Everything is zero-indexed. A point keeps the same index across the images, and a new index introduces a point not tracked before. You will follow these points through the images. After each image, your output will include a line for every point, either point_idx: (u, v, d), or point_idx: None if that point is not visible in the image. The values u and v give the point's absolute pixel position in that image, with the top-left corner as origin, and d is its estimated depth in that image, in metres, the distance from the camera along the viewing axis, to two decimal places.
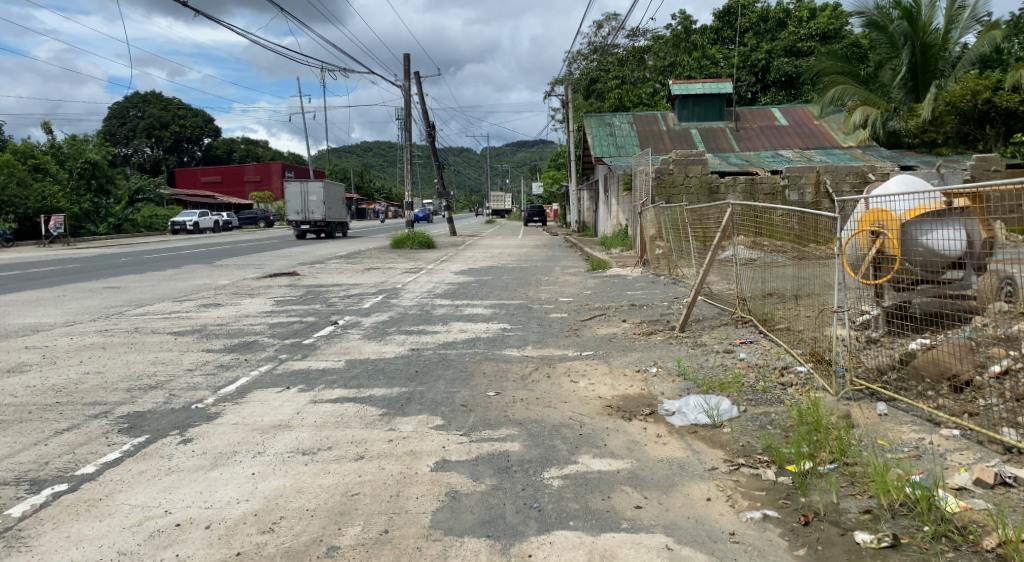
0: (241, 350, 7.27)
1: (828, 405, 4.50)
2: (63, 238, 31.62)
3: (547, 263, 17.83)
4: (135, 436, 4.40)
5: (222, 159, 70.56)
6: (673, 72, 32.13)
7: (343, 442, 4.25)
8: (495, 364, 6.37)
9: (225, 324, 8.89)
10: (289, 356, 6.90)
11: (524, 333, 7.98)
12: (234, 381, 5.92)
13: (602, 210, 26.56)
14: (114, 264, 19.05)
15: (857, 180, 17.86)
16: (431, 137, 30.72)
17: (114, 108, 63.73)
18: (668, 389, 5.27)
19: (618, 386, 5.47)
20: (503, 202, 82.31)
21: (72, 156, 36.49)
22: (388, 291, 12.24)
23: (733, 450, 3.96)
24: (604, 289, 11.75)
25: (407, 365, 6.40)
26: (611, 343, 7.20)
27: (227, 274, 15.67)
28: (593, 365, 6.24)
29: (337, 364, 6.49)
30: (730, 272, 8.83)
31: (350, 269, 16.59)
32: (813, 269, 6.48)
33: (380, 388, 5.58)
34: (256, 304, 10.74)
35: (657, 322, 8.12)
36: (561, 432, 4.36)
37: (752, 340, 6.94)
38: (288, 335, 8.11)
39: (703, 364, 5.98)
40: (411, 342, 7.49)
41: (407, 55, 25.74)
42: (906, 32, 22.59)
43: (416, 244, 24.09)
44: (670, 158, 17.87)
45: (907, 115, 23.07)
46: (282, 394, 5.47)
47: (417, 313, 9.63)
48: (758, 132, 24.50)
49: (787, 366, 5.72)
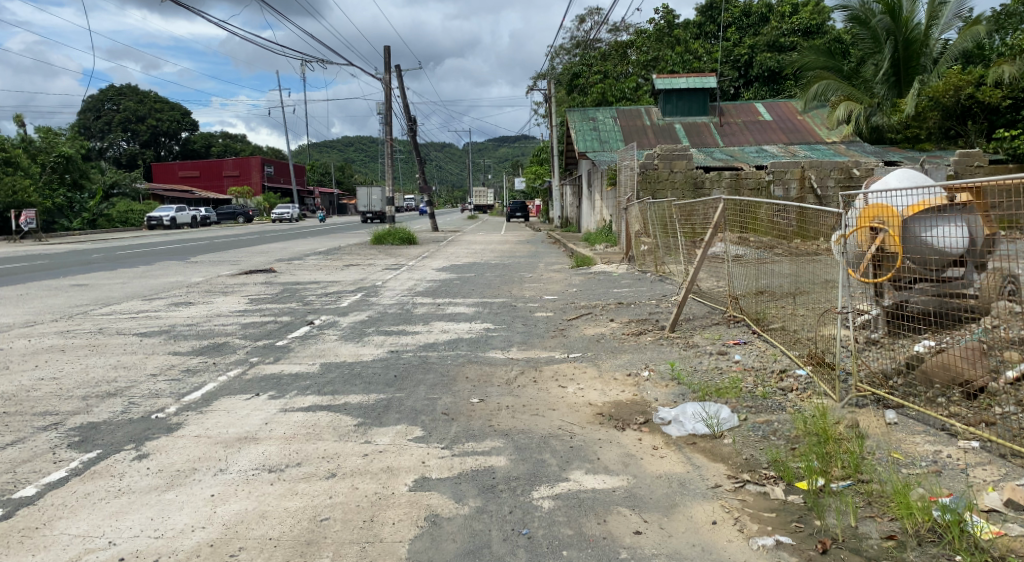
0: (210, 352, 6.87)
1: (833, 413, 4.25)
2: (34, 234, 30.77)
3: (530, 260, 17.53)
4: (85, 452, 4.02)
5: (200, 154, 69.51)
6: (657, 66, 31.92)
7: (314, 457, 3.91)
8: (479, 368, 6.05)
9: (195, 324, 8.48)
10: (260, 359, 6.51)
11: (508, 333, 7.66)
12: (199, 388, 5.53)
13: (586, 206, 26.30)
14: (85, 261, 18.46)
15: (842, 175, 17.71)
16: (412, 132, 30.32)
17: (89, 101, 62.46)
18: (662, 395, 4.99)
19: (609, 391, 5.17)
20: (485, 197, 81.89)
21: (45, 150, 35.59)
22: (368, 289, 11.88)
23: (737, 464, 3.70)
24: (590, 287, 11.47)
25: (386, 369, 6.05)
26: (599, 344, 6.90)
27: (201, 271, 15.20)
28: (582, 368, 5.92)
29: (311, 368, 6.12)
30: (720, 270, 8.56)
31: (329, 266, 16.18)
32: (812, 267, 6.17)
33: (356, 394, 5.24)
34: (230, 303, 10.32)
35: (646, 322, 7.83)
36: (550, 444, 4.05)
37: (745, 340, 6.66)
38: (261, 336, 7.71)
39: (696, 367, 5.70)
40: (389, 344, 7.13)
41: (387, 48, 25.23)
42: (889, 27, 22.43)
43: (397, 240, 23.67)
44: (655, 153, 17.65)
45: (890, 111, 23.09)
46: (250, 402, 5.10)
47: (397, 312, 9.27)
48: (742, 127, 24.36)
49: (785, 369, 5.46)
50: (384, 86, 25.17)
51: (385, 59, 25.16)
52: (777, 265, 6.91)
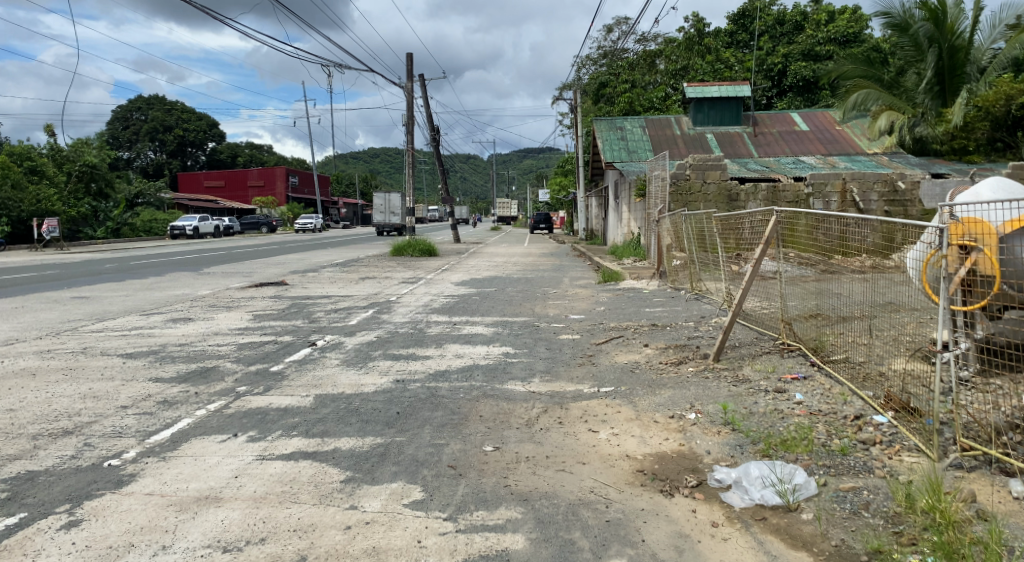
0: (196, 379, 6.11)
1: (941, 479, 3.37)
2: (57, 242, 30.61)
3: (555, 274, 16.69)
4: (4, 516, 3.28)
5: (227, 164, 70.00)
6: (686, 75, 30.95)
7: (283, 529, 3.14)
8: (496, 404, 5.23)
9: (189, 344, 7.79)
10: (249, 389, 5.75)
11: (530, 359, 6.82)
12: (170, 426, 4.77)
13: (612, 218, 25.46)
14: (96, 271, 17.97)
15: (886, 188, 16.64)
16: (436, 142, 29.73)
17: (118, 112, 63.06)
18: (715, 447, 4.14)
19: (650, 440, 4.34)
20: (509, 210, 81.25)
21: (71, 159, 35.53)
22: (381, 304, 11.14)
23: (826, 555, 2.86)
24: (620, 305, 10.61)
25: (388, 405, 5.22)
26: (633, 376, 6.02)
27: (211, 283, 14.63)
28: (615, 408, 5.06)
29: (302, 402, 5.34)
30: (769, 289, 7.67)
31: (344, 279, 15.48)
32: (892, 293, 5.25)
33: (348, 438, 4.45)
34: (230, 320, 9.61)
35: (686, 349, 6.97)
36: (580, 518, 3.23)
37: (806, 375, 5.74)
38: (256, 359, 6.96)
39: (751, 410, 4.84)
40: (396, 371, 6.32)
41: (410, 55, 24.66)
42: (931, 34, 21.26)
43: (417, 252, 22.92)
44: (687, 163, 16.85)
45: (935, 121, 21.91)
46: (224, 446, 4.32)
47: (409, 332, 8.47)
48: (777, 137, 23.36)
49: (861, 414, 4.56)
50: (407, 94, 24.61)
51: (408, 67, 24.62)
52: (840, 286, 6.07)
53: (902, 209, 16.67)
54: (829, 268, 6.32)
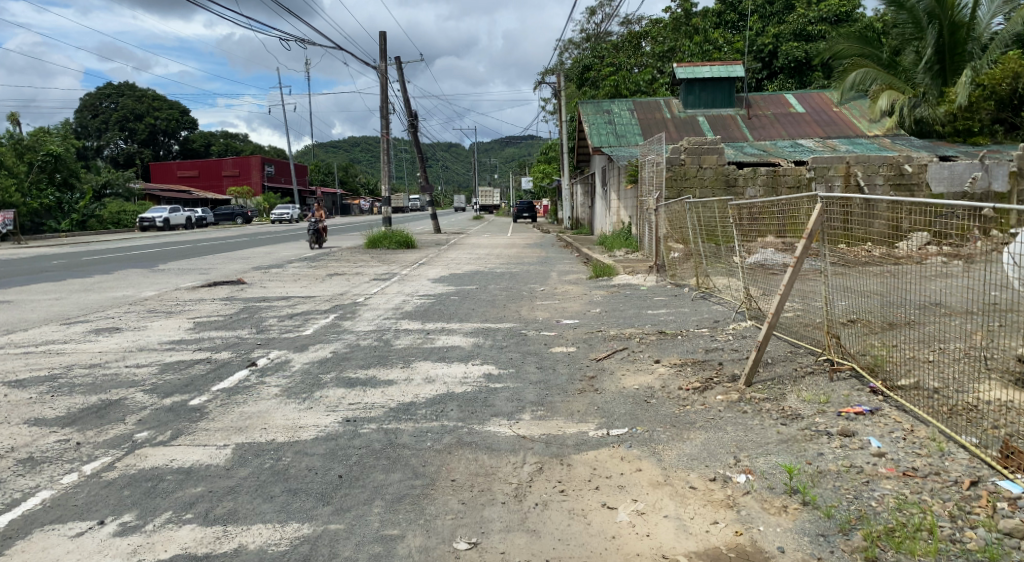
0: (86, 421, 4.69)
1: None
2: (14, 237, 28.76)
3: (542, 268, 15.35)
4: None
5: (200, 153, 67.96)
6: (674, 57, 29.67)
7: None
8: (475, 458, 3.90)
9: (100, 365, 6.34)
10: (150, 437, 4.36)
11: (517, 385, 5.46)
12: (15, 505, 3.37)
13: (600, 206, 24.29)
14: (37, 269, 16.23)
15: (892, 172, 15.47)
16: (414, 128, 28.23)
17: (86, 100, 60.60)
18: (789, 542, 2.90)
19: (693, 526, 3.08)
20: (490, 198, 79.75)
21: (32, 148, 33.41)
22: (345, 308, 9.75)
23: None
24: (617, 307, 9.30)
25: (328, 464, 3.87)
26: (648, 410, 4.70)
27: (160, 282, 13.12)
28: (633, 464, 3.76)
29: (216, 458, 3.98)
30: (802, 288, 6.40)
31: (310, 276, 14.05)
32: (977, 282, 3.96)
33: (259, 528, 3.13)
34: (165, 330, 8.17)
35: (707, 367, 5.67)
36: None
37: (870, 407, 4.46)
38: (177, 387, 5.56)
39: (821, 468, 3.56)
40: (347, 406, 4.95)
41: (383, 34, 23.15)
42: (931, 10, 20.03)
43: (394, 244, 21.54)
44: (681, 147, 15.60)
45: (936, 101, 20.63)
46: (76, 548, 2.96)
47: (372, 345, 7.10)
48: (772, 119, 22.16)
49: (979, 478, 3.29)
50: (381, 77, 23.09)
51: (381, 47, 23.05)
52: (887, 284, 4.88)
53: (909, 193, 15.53)
54: (871, 260, 5.11)
